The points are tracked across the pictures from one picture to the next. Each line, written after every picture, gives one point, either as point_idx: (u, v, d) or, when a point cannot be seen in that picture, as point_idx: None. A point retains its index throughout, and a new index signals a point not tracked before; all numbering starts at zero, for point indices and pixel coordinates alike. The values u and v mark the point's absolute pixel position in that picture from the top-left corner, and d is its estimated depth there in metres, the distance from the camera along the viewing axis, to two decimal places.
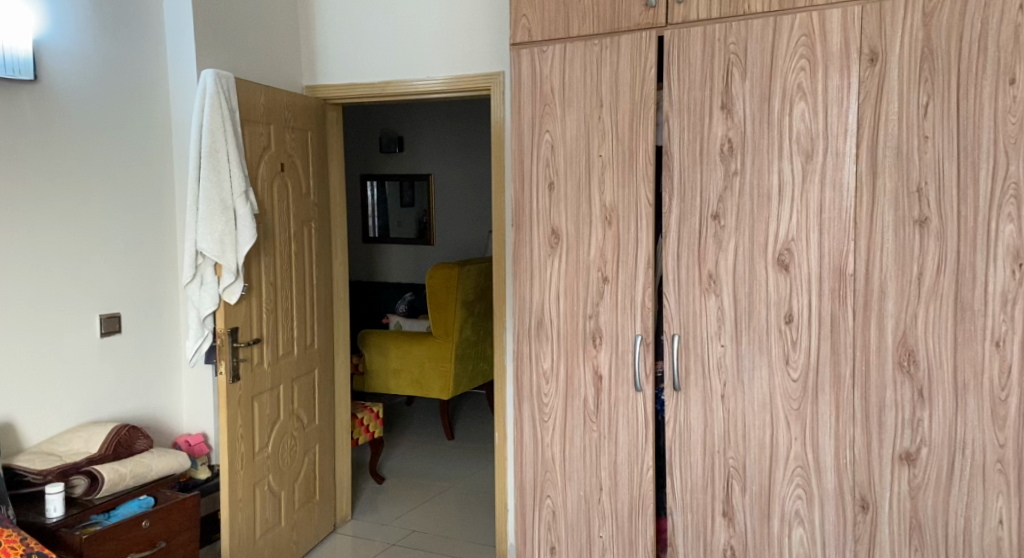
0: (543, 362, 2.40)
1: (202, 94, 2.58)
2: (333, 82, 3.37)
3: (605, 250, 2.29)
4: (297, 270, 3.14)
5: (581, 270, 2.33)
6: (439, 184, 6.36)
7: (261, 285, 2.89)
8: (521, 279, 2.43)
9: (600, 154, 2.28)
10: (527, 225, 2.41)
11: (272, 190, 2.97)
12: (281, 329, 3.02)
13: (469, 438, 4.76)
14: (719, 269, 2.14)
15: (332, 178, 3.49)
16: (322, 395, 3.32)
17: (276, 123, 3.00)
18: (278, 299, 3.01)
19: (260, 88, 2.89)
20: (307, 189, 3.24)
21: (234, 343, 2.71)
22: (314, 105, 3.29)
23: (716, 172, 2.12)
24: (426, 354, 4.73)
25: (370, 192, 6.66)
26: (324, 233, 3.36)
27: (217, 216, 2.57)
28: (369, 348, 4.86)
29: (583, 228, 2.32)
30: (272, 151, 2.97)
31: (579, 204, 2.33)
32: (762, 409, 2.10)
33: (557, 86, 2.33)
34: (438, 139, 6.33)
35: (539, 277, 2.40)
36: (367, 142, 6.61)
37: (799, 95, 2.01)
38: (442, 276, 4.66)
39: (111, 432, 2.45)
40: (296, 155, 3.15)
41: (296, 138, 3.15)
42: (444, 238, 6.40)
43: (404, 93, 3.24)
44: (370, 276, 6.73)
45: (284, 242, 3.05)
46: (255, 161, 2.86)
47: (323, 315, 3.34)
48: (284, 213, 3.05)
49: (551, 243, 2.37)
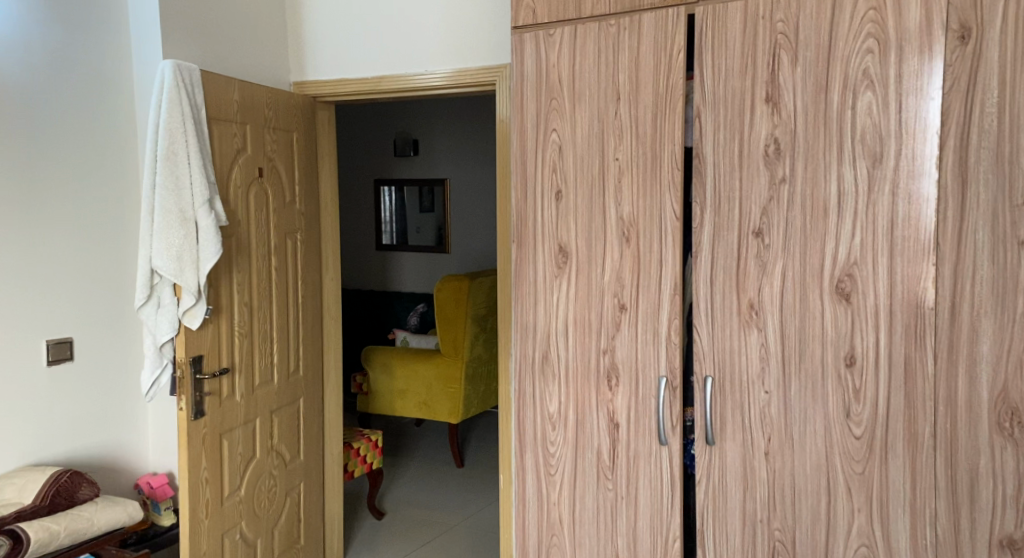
0: (548, 405, 2.02)
1: (160, 88, 2.25)
2: (323, 78, 3.02)
3: (624, 272, 1.90)
4: (279, 289, 2.80)
5: (595, 296, 1.95)
6: (455, 190, 6.00)
7: (232, 307, 2.55)
8: (523, 304, 2.05)
9: (617, 157, 1.90)
10: (529, 241, 2.03)
11: (247, 199, 2.63)
12: (258, 355, 2.68)
13: (480, 467, 4.38)
14: (763, 297, 1.74)
15: (324, 185, 3.15)
16: (308, 428, 2.97)
17: (252, 123, 2.65)
18: (255, 323, 2.67)
19: (234, 84, 2.55)
20: (291, 198, 2.89)
21: (198, 374, 2.37)
22: (301, 104, 2.95)
23: (760, 179, 1.73)
24: (433, 374, 4.36)
25: (383, 197, 6.32)
26: (312, 246, 3.02)
27: (175, 229, 2.23)
28: (374, 367, 4.51)
29: (597, 246, 1.94)
30: (247, 155, 2.62)
31: (593, 217, 1.94)
32: (816, 472, 1.70)
33: (566, 76, 1.95)
34: (453, 142, 5.97)
35: (543, 303, 2.02)
36: (380, 145, 6.28)
37: (864, 83, 1.61)
38: (452, 289, 4.28)
39: (50, 479, 2.13)
40: (278, 158, 2.80)
41: (279, 141, 2.81)
42: (459, 246, 6.04)
43: (401, 90, 2.89)
44: (382, 286, 6.39)
45: (261, 260, 2.70)
46: (226, 167, 2.51)
47: (310, 338, 2.99)
48: (262, 226, 2.71)
49: (558, 264, 2.00)
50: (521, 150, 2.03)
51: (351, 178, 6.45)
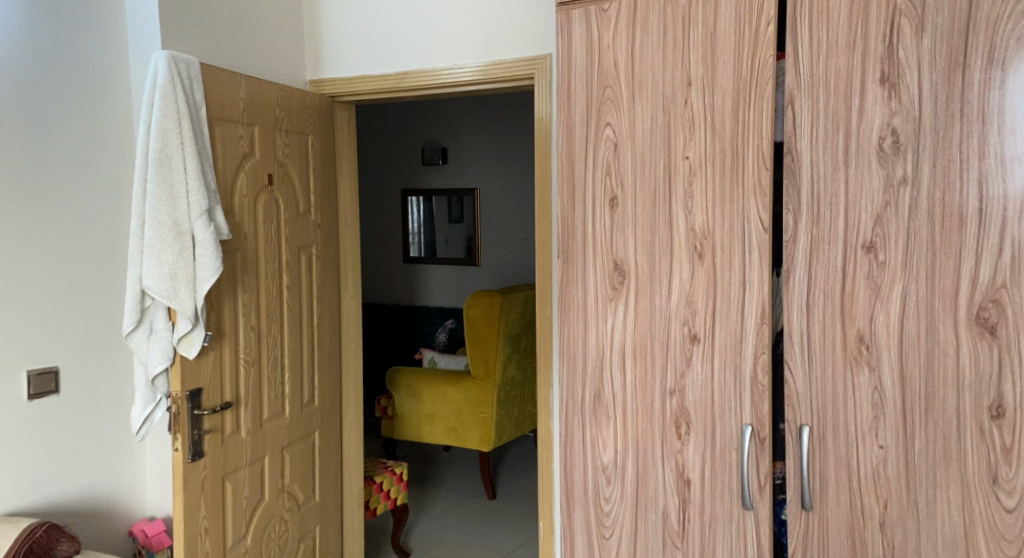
0: (602, 454, 1.69)
1: (153, 83, 1.96)
2: (341, 74, 2.73)
3: (695, 296, 1.56)
4: (291, 309, 2.50)
5: (659, 324, 1.61)
6: (486, 199, 5.70)
7: (237, 331, 2.25)
8: (571, 333, 1.72)
9: (686, 155, 1.56)
10: (578, 257, 1.70)
11: (255, 210, 2.34)
12: (266, 385, 2.38)
13: (515, 498, 4.05)
14: (877, 328, 1.39)
15: (343, 193, 2.85)
16: (323, 464, 2.67)
17: (261, 125, 2.36)
18: (263, 348, 2.37)
19: (241, 79, 2.26)
20: (305, 207, 2.60)
21: (196, 410, 2.06)
22: (316, 104, 2.66)
23: (873, 181, 1.39)
24: (463, 398, 4.04)
25: (410, 207, 6.03)
26: (329, 261, 2.72)
27: (168, 245, 1.93)
28: (400, 389, 4.21)
29: (662, 264, 1.60)
30: (254, 160, 2.33)
31: (656, 228, 1.61)
32: (948, 550, 1.35)
33: (623, 59, 1.62)
34: (483, 149, 5.67)
35: (596, 332, 1.69)
36: (407, 152, 5.99)
37: (1016, 57, 1.26)
38: (484, 306, 3.97)
39: (23, 533, 1.83)
40: (290, 162, 2.51)
41: (291, 145, 2.52)
42: (490, 258, 5.73)
43: (428, 86, 2.58)
44: (409, 300, 6.09)
45: (269, 278, 2.40)
46: (230, 173, 2.22)
47: (326, 364, 2.69)
48: (271, 240, 2.41)
49: (614, 286, 1.66)
50: (568, 148, 1.70)
51: (376, 187, 6.16)
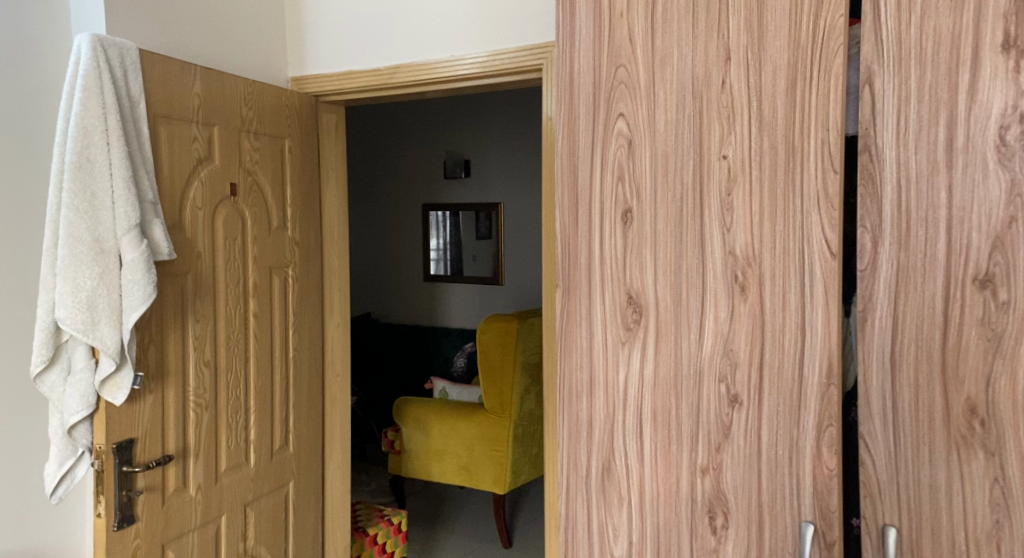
0: (612, 547, 1.29)
1: (73, 72, 1.63)
2: (327, 70, 2.39)
3: (735, 342, 1.16)
4: (258, 341, 2.16)
5: (685, 378, 1.21)
6: (509, 214, 5.33)
7: (186, 369, 1.90)
8: (571, 386, 1.33)
9: (723, 155, 1.17)
10: (582, 288, 1.31)
11: (213, 225, 2.00)
12: (223, 430, 2.03)
13: (534, 546, 3.65)
14: (998, 396, 0.98)
15: (329, 207, 2.50)
16: (297, 519, 2.30)
17: (222, 126, 2.02)
18: (220, 388, 2.02)
19: (195, 72, 1.93)
20: (278, 223, 2.25)
21: (125, 466, 1.71)
22: (294, 105, 2.32)
23: (991, 187, 0.98)
24: (475, 434, 3.65)
25: (430, 222, 5.67)
26: (308, 285, 2.37)
27: (86, 267, 1.59)
28: (408, 422, 3.84)
29: (690, 299, 1.21)
30: (214, 167, 2.00)
31: (681, 252, 1.21)
32: None
33: (640, 30, 1.24)
34: (507, 160, 5.31)
35: (604, 387, 1.29)
36: (427, 165, 5.65)
37: None
38: (498, 332, 3.58)
39: None
40: (259, 170, 2.17)
41: (262, 151, 2.18)
42: (514, 276, 5.35)
43: (423, 83, 2.23)
44: (427, 321, 5.74)
45: (230, 305, 2.05)
46: (179, 181, 1.88)
47: (303, 404, 2.34)
48: (234, 262, 2.07)
49: (627, 327, 1.27)
50: (570, 147, 1.32)
51: (394, 202, 5.82)
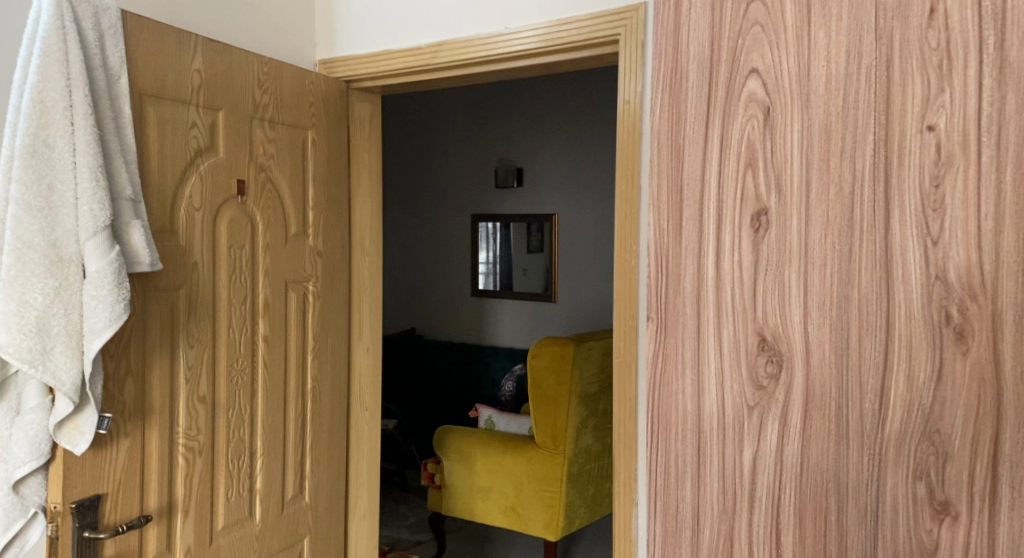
0: None
1: (31, 33, 1.30)
2: (360, 51, 2.04)
3: (947, 404, 0.83)
4: (269, 370, 1.81)
5: (853, 460, 0.88)
6: (564, 225, 4.93)
7: (175, 406, 1.56)
8: (669, 459, 0.98)
9: (929, 124, 0.83)
10: (687, 320, 0.97)
11: (214, 230, 1.66)
12: (221, 478, 1.68)
13: None
14: None
15: (359, 212, 2.15)
16: None
17: (229, 111, 1.68)
18: (219, 428, 1.67)
19: (195, 44, 1.58)
20: (298, 229, 1.91)
21: (89, 532, 1.35)
22: (321, 90, 1.97)
23: None
24: (524, 473, 3.25)
25: (479, 234, 5.32)
26: (332, 303, 2.02)
27: (36, 280, 1.25)
28: (449, 454, 3.47)
29: (860, 338, 0.87)
30: (218, 161, 1.66)
31: (850, 274, 0.88)
32: None
33: None
34: (562, 166, 4.92)
35: (718, 463, 0.95)
36: (477, 172, 5.31)
37: None
38: (552, 357, 3.19)
39: None
40: (274, 166, 1.82)
41: (278, 144, 1.83)
42: (569, 293, 4.94)
43: (471, 63, 1.86)
44: (475, 338, 5.36)
45: (233, 328, 1.70)
46: (173, 175, 1.55)
47: (322, 444, 1.99)
48: (241, 275, 1.72)
49: (758, 379, 0.93)
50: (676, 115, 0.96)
51: (442, 211, 5.50)
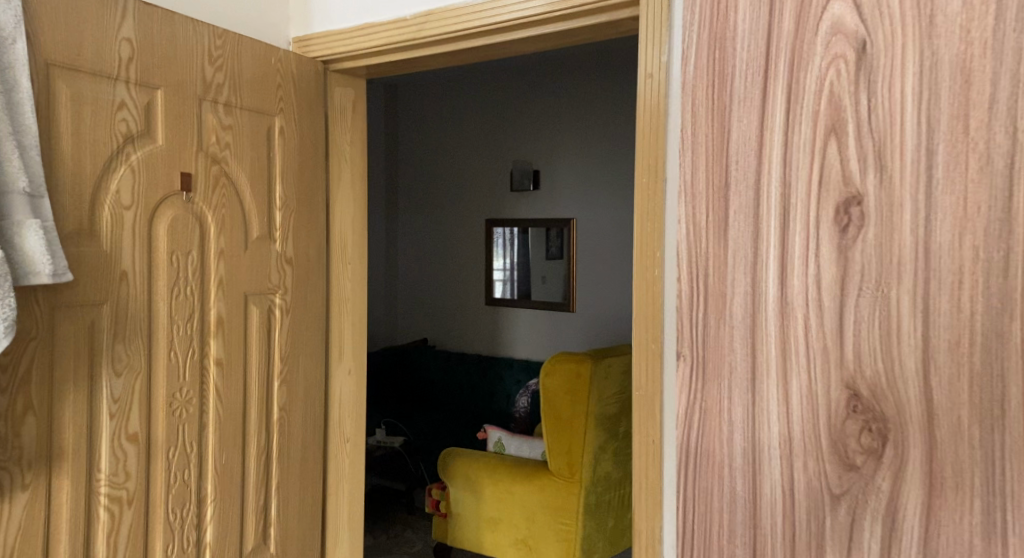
0: None
1: None
2: (339, 26, 1.76)
3: None
4: (223, 399, 1.53)
5: None
6: (583, 231, 4.62)
7: (95, 446, 1.29)
8: (710, 523, 0.74)
9: None
10: (732, 368, 0.72)
11: (150, 233, 1.39)
12: (158, 531, 1.40)
13: None
14: None
15: (340, 214, 1.88)
16: None
17: (170, 91, 1.41)
18: (157, 471, 1.39)
19: (123, 8, 1.32)
20: (262, 233, 1.63)
21: None
22: (291, 71, 1.69)
23: None
24: (536, 502, 2.95)
25: (493, 240, 5.03)
26: (304, 318, 1.74)
27: None
28: (453, 479, 3.17)
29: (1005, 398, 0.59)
30: (156, 150, 1.39)
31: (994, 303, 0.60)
32: None
33: None
34: (580, 167, 4.61)
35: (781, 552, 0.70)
36: (491, 175, 5.03)
37: None
38: (567, 376, 2.89)
39: None
40: (231, 158, 1.55)
41: (236, 132, 1.56)
42: (587, 302, 4.63)
43: (466, 36, 1.58)
44: (489, 349, 5.07)
45: (175, 351, 1.42)
46: (94, 166, 1.28)
47: (292, 484, 1.70)
48: (186, 286, 1.45)
49: (845, 452, 0.67)
50: (722, 113, 0.72)
51: (456, 215, 5.22)
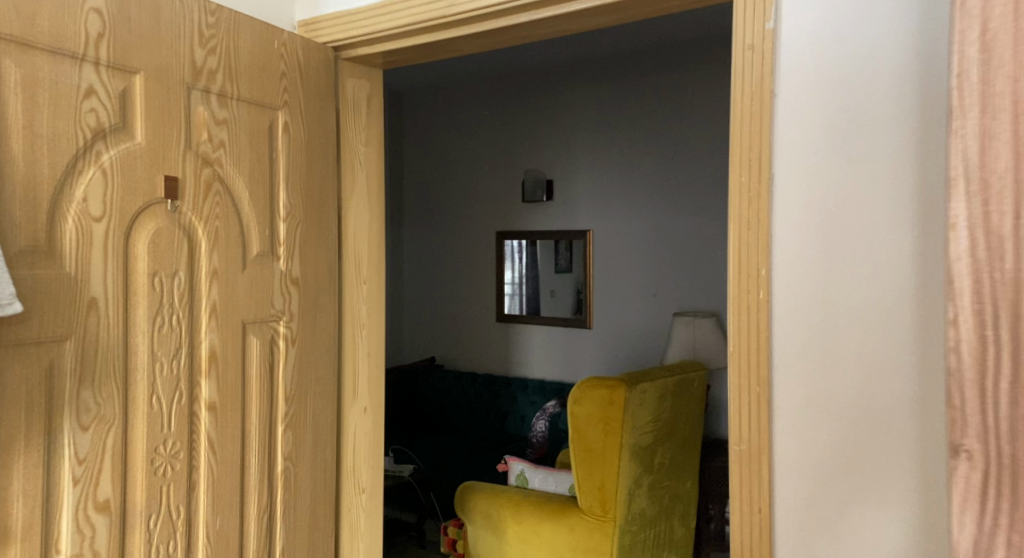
0: None
1: None
2: (354, 5, 1.50)
3: None
4: (218, 450, 1.27)
5: None
6: (600, 242, 4.35)
7: (51, 521, 1.02)
8: None
9: None
10: None
11: (127, 251, 1.13)
12: None
13: None
14: None
15: (355, 225, 1.62)
16: None
17: (151, 77, 1.15)
18: (133, 545, 1.13)
19: None
20: (266, 250, 1.37)
21: None
22: (299, 57, 1.44)
23: None
24: (564, 543, 2.67)
25: (505, 253, 4.76)
26: (314, 349, 1.47)
27: None
28: (473, 517, 2.88)
29: None
30: (134, 149, 1.13)
31: None
32: None
33: None
34: (597, 175, 4.35)
35: None
36: (502, 184, 4.77)
37: None
38: (598, 403, 2.62)
39: None
40: (226, 160, 1.29)
41: (233, 128, 1.30)
42: (605, 318, 4.35)
43: (508, 10, 1.32)
44: (501, 368, 4.80)
45: (157, 395, 1.16)
46: (53, 170, 1.03)
47: (300, 546, 1.43)
48: (170, 316, 1.19)
49: None
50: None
51: (464, 227, 4.97)
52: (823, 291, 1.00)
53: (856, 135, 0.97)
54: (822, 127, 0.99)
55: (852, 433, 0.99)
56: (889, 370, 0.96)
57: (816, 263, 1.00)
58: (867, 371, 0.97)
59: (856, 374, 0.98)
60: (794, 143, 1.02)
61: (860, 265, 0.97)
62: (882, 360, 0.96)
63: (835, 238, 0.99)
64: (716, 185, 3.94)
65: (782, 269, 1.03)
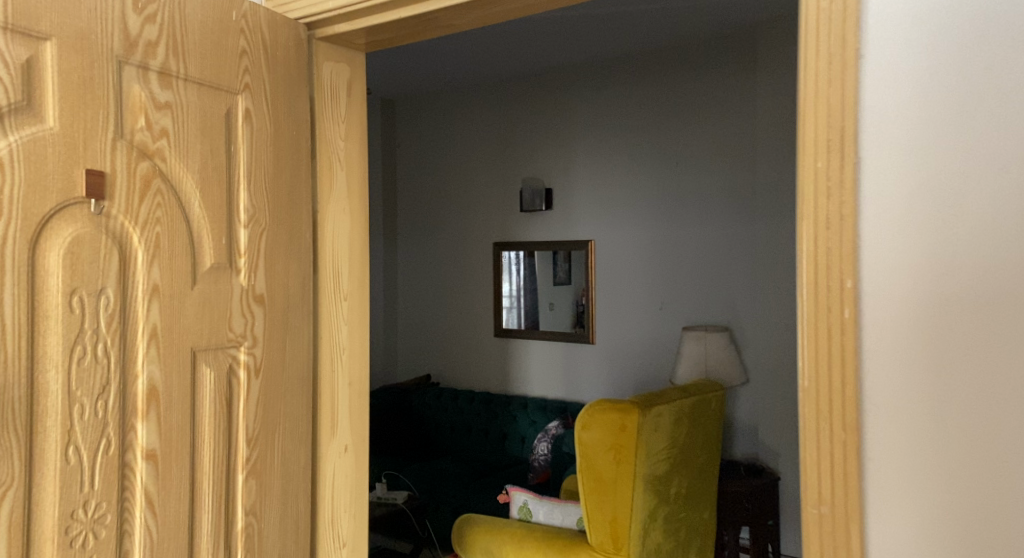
0: None
1: None
2: None
3: None
4: (157, 510, 1.03)
5: None
6: (603, 253, 4.12)
7: None
8: None
9: None
10: None
11: (34, 265, 0.90)
12: None
13: None
14: None
15: (334, 233, 1.39)
16: None
17: (66, 46, 0.93)
18: None
19: None
20: (225, 262, 1.14)
21: None
22: (268, 33, 1.21)
23: None
24: None
25: (502, 264, 4.53)
26: (285, 382, 1.24)
27: None
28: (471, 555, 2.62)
29: None
30: (43, 135, 0.90)
31: None
32: None
33: None
34: (599, 183, 4.13)
35: None
36: (499, 193, 4.55)
37: None
38: (609, 428, 2.38)
39: None
40: (171, 152, 1.06)
41: (181, 113, 1.07)
42: (609, 333, 4.10)
43: None
44: (500, 387, 4.55)
45: (73, 445, 0.94)
46: None
47: None
48: (93, 345, 0.96)
49: None
50: None
51: (460, 239, 4.74)
52: (933, 281, 0.79)
53: (978, 89, 0.77)
54: (941, 86, 0.78)
55: (902, 440, 0.80)
56: (999, 390, 0.76)
57: (909, 240, 0.80)
58: (972, 385, 0.77)
59: (956, 387, 0.78)
60: (908, 94, 0.79)
61: (986, 259, 0.77)
62: (1005, 384, 0.76)
63: (951, 219, 0.78)
64: (725, 193, 3.70)
65: (879, 244, 0.81)
